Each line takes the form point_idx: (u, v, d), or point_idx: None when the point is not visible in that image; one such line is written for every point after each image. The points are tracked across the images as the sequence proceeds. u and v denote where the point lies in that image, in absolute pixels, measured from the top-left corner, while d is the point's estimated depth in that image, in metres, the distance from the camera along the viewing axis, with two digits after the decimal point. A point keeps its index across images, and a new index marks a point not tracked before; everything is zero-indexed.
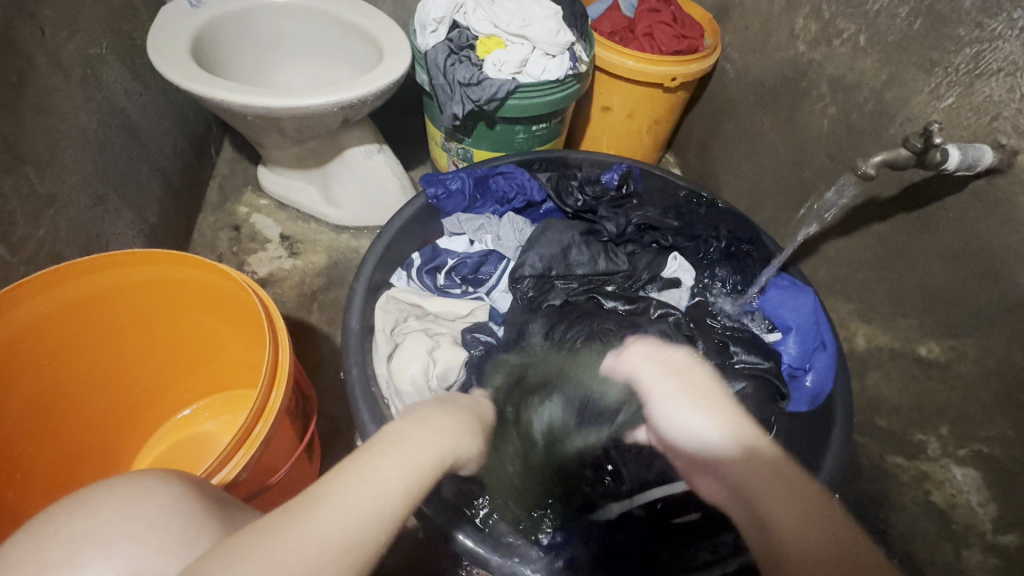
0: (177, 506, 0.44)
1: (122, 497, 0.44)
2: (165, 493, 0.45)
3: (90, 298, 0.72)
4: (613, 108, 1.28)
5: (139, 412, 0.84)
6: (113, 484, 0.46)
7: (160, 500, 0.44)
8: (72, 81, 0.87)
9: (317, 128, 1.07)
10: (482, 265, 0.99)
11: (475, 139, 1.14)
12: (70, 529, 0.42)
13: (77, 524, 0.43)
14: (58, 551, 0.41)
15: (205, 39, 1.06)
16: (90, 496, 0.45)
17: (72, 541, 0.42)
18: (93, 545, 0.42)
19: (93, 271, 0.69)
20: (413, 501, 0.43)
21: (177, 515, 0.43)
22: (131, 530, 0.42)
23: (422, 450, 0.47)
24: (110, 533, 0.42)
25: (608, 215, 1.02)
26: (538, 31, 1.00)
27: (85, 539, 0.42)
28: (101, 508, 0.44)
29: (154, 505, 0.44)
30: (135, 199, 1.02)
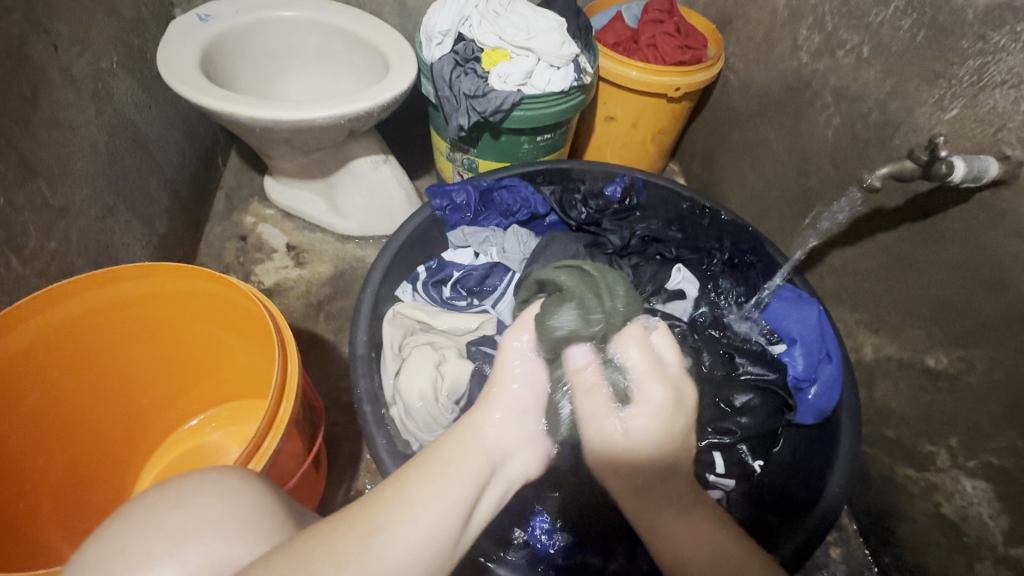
0: (259, 506, 0.45)
1: (213, 494, 0.44)
2: (251, 493, 0.45)
3: (109, 306, 0.73)
4: (618, 118, 1.28)
5: (150, 419, 0.85)
6: (196, 480, 0.45)
7: (245, 500, 0.44)
8: (84, 95, 0.89)
9: (324, 139, 1.08)
10: (487, 277, 0.99)
11: (480, 149, 1.15)
12: (168, 524, 0.41)
13: (176, 517, 0.41)
14: (155, 544, 0.40)
15: (214, 52, 1.08)
16: (179, 491, 0.43)
17: (170, 535, 0.41)
18: (192, 539, 0.41)
19: (110, 281, 0.70)
20: (457, 515, 0.44)
21: (262, 517, 0.44)
22: (228, 525, 0.42)
23: (459, 464, 0.47)
24: (210, 527, 0.41)
25: (612, 228, 1.03)
26: (542, 43, 1.01)
27: (181, 533, 0.41)
28: (194, 503, 0.43)
29: (242, 503, 0.44)
30: (144, 210, 1.03)
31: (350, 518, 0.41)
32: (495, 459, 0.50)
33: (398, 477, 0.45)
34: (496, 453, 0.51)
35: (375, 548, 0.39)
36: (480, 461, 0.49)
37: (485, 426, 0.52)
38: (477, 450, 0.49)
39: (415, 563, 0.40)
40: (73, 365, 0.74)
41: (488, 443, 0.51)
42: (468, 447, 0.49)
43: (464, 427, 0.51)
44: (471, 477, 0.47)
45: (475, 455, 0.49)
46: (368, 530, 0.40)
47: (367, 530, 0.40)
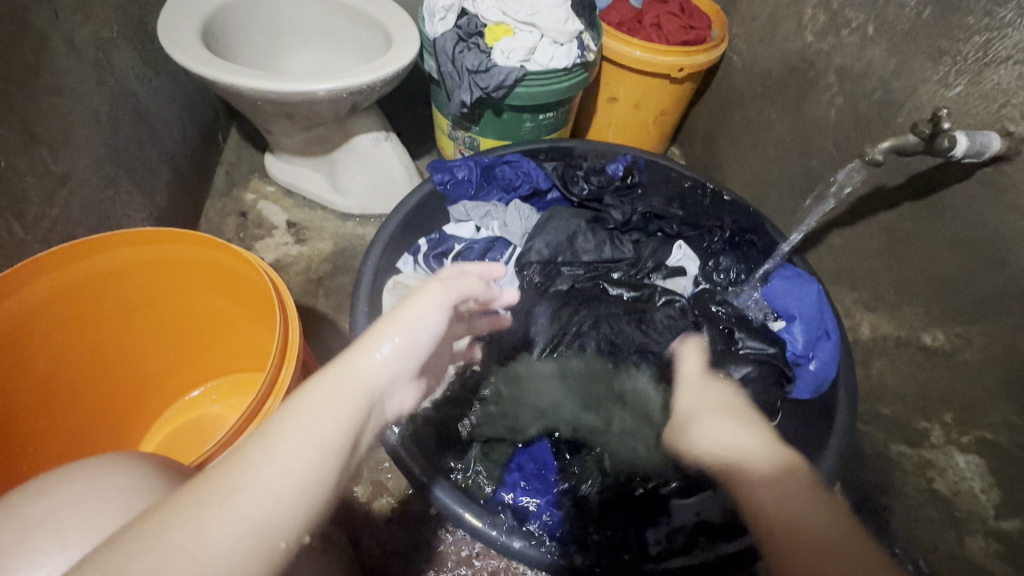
0: (135, 485, 0.43)
1: (75, 483, 0.42)
2: (124, 474, 0.43)
3: (104, 276, 0.73)
4: (620, 99, 1.28)
5: (148, 388, 0.85)
6: (91, 462, 0.44)
7: (118, 481, 0.43)
8: (85, 63, 0.88)
9: (327, 114, 1.08)
10: (488, 252, 1.00)
11: (481, 127, 1.15)
12: (22, 513, 0.40)
13: (30, 508, 0.41)
14: (5, 536, 0.39)
15: (215, 25, 1.07)
16: (66, 472, 0.43)
17: (19, 527, 0.40)
18: (46, 530, 0.40)
19: (105, 249, 0.70)
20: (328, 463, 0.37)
21: (134, 496, 0.42)
22: (107, 505, 0.41)
23: (326, 404, 0.39)
24: (89, 507, 0.41)
25: (614, 203, 1.02)
26: (547, 19, 1.01)
27: (37, 522, 0.40)
28: (55, 490, 0.42)
29: (130, 479, 0.43)
30: (146, 182, 1.03)
31: (213, 478, 0.35)
32: (375, 395, 0.42)
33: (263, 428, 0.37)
34: (377, 387, 0.42)
35: (226, 517, 0.33)
36: (358, 392, 0.41)
37: (360, 364, 0.42)
38: (345, 388, 0.41)
39: (285, 514, 0.34)
40: (67, 332, 0.73)
41: (366, 379, 0.42)
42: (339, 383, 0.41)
43: (335, 366, 0.41)
44: (341, 421, 0.39)
45: (346, 397, 0.40)
46: (229, 489, 0.34)
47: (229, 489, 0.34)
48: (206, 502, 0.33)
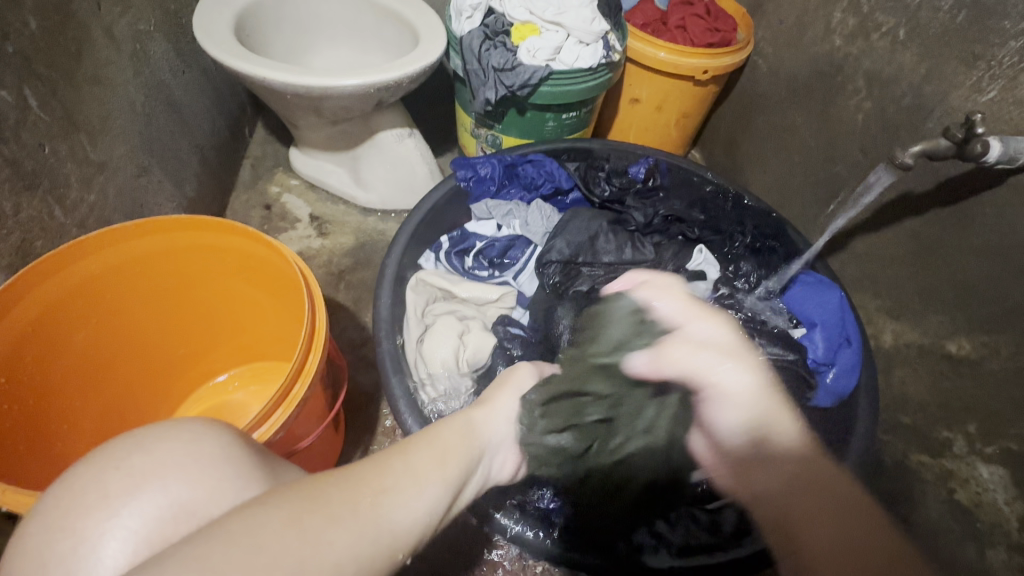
0: (228, 453, 0.44)
1: (177, 441, 0.44)
2: (214, 440, 0.45)
3: (143, 258, 0.75)
4: (642, 100, 1.28)
5: (175, 370, 0.88)
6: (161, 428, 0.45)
7: (210, 446, 0.44)
8: (123, 54, 0.91)
9: (353, 109, 1.10)
10: (509, 249, 1.00)
11: (504, 126, 1.15)
12: (128, 466, 0.42)
13: (136, 461, 0.42)
14: (113, 486, 0.41)
15: (247, 20, 1.09)
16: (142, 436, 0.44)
17: (128, 476, 0.42)
18: (151, 483, 0.41)
19: (147, 233, 0.72)
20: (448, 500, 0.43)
21: (226, 463, 0.43)
22: (186, 469, 0.42)
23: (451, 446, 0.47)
24: (167, 469, 0.42)
25: (636, 206, 1.02)
26: (573, 19, 1.01)
27: (141, 475, 0.42)
28: (156, 448, 0.43)
29: (203, 449, 0.44)
30: (176, 172, 1.06)
31: (363, 473, 0.39)
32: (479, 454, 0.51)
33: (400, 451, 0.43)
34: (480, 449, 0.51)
35: (382, 506, 0.37)
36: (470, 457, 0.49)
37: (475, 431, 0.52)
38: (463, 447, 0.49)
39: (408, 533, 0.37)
40: (108, 309, 0.76)
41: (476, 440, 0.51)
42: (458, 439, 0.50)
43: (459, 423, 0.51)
44: (463, 464, 0.47)
45: (467, 448, 0.49)
46: (375, 491, 0.37)
47: (372, 491, 0.37)
48: (363, 502, 0.36)
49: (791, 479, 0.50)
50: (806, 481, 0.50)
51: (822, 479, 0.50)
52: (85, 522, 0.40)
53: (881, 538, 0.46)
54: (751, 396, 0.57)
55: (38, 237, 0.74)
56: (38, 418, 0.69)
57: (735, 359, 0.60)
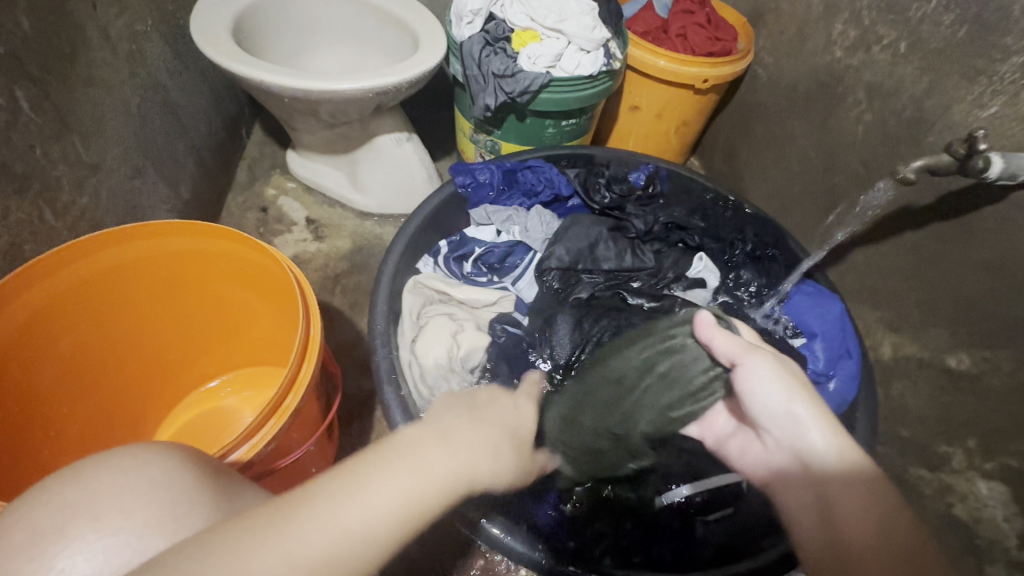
0: (169, 478, 0.43)
1: (117, 471, 0.43)
2: (160, 465, 0.44)
3: (132, 266, 0.74)
4: (642, 107, 1.28)
5: (163, 378, 0.86)
6: (133, 449, 0.45)
7: (154, 472, 0.43)
8: (119, 55, 0.89)
9: (352, 113, 1.09)
10: (509, 255, 1.00)
11: (504, 131, 1.15)
12: (62, 499, 0.41)
13: (69, 494, 0.41)
14: (46, 520, 0.40)
15: (245, 22, 1.08)
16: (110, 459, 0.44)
17: (62, 511, 0.41)
18: (84, 516, 0.40)
19: (137, 240, 0.71)
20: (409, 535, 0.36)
21: (170, 488, 0.42)
22: (130, 501, 0.41)
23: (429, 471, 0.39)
24: (107, 502, 0.41)
25: (637, 213, 1.02)
26: (574, 26, 1.01)
27: (77, 509, 0.41)
28: (97, 478, 0.42)
29: (174, 472, 0.44)
30: (171, 174, 1.05)
31: (319, 489, 0.35)
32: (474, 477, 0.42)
33: (379, 448, 0.39)
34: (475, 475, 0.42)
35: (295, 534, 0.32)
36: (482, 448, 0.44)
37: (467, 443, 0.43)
38: (470, 429, 0.45)
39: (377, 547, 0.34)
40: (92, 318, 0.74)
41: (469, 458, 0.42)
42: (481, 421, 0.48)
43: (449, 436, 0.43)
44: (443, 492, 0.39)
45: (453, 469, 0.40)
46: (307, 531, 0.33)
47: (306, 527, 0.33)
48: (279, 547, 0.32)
49: (855, 491, 0.51)
50: (869, 494, 0.50)
51: (892, 496, 0.49)
52: (14, 562, 0.38)
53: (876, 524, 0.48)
54: (847, 450, 0.53)
55: (28, 241, 0.73)
56: (18, 430, 0.66)
57: (819, 413, 0.56)
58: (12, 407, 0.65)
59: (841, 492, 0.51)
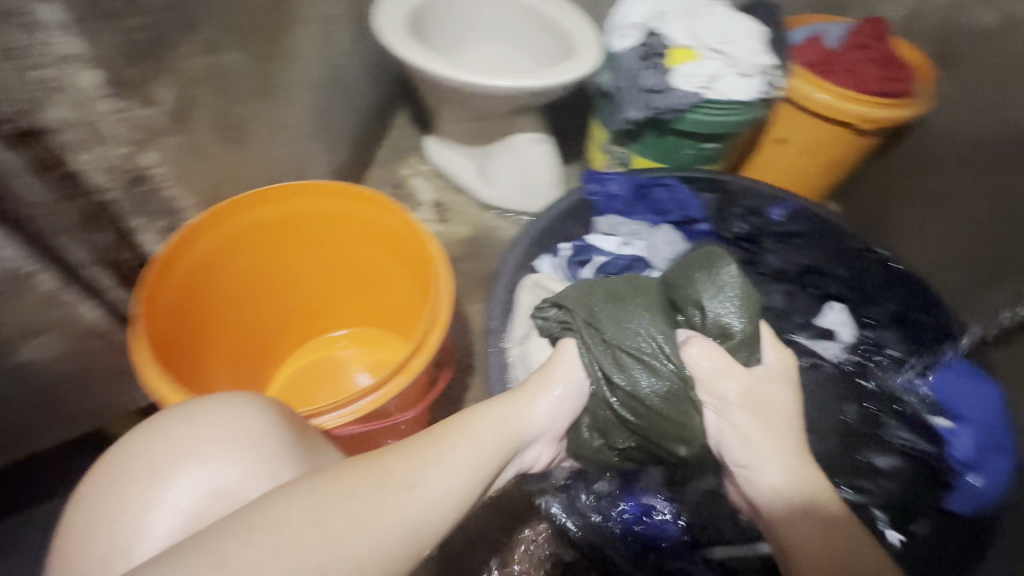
0: (260, 432, 0.54)
1: (217, 416, 0.54)
2: (252, 418, 0.55)
3: (314, 216, 0.83)
4: (788, 141, 1.20)
5: (303, 317, 0.96)
6: (205, 403, 0.55)
7: (247, 423, 0.54)
8: (316, 33, 1.01)
9: (498, 109, 1.14)
10: (629, 269, 1.00)
11: (640, 146, 1.14)
12: (176, 437, 0.52)
13: (181, 432, 0.52)
14: (162, 453, 0.51)
15: (418, 15, 1.17)
16: (187, 411, 0.54)
17: (174, 446, 0.52)
18: (194, 454, 0.51)
19: (324, 193, 0.80)
20: (478, 484, 0.52)
21: (259, 444, 0.53)
22: (224, 448, 0.52)
23: (486, 435, 0.57)
24: (205, 447, 0.52)
25: (772, 249, 0.97)
26: (736, 50, 0.99)
27: (184, 446, 0.52)
28: (199, 422, 0.53)
29: (241, 429, 0.53)
30: (332, 144, 1.17)
31: (385, 464, 0.48)
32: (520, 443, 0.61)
33: (430, 439, 0.53)
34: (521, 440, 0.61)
35: (409, 499, 0.46)
36: (506, 438, 0.59)
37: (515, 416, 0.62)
38: (508, 433, 0.59)
39: (436, 520, 0.47)
40: (277, 255, 0.85)
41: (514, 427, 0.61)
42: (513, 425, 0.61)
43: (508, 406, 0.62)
44: (496, 456, 0.56)
45: (506, 439, 0.59)
46: (407, 486, 0.47)
47: (406, 487, 0.47)
48: (372, 486, 0.46)
49: (816, 520, 0.56)
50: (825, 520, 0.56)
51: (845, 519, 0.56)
52: (138, 484, 0.50)
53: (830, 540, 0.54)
54: (811, 484, 0.59)
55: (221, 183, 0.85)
56: (190, 337, 0.77)
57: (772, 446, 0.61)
58: (194, 322, 0.77)
59: (801, 524, 0.56)
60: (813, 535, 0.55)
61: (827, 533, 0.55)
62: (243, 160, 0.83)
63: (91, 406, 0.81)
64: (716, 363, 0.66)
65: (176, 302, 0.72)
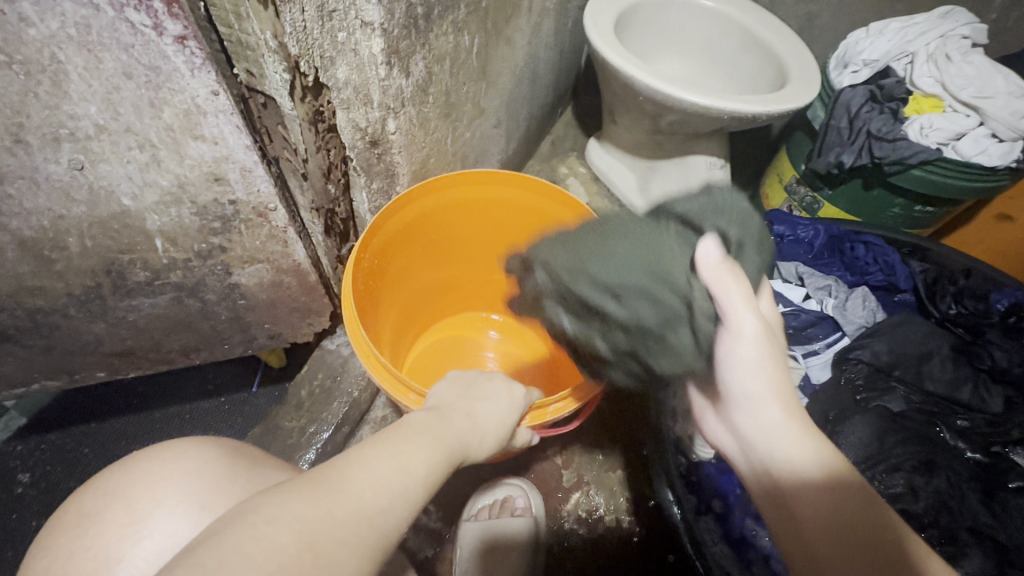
0: (202, 468, 0.46)
1: (156, 459, 0.46)
2: (194, 457, 0.47)
3: (510, 206, 0.84)
4: (1017, 221, 1.03)
5: (460, 295, 1.00)
6: (145, 450, 0.48)
7: (184, 462, 0.46)
8: (531, 24, 1.02)
9: (688, 127, 1.09)
10: (811, 326, 0.89)
11: (836, 193, 1.04)
12: (107, 485, 0.45)
13: (112, 481, 0.45)
14: (93, 502, 0.44)
15: (625, 18, 1.15)
16: (125, 459, 0.47)
17: (103, 496, 0.44)
18: (121, 500, 0.44)
19: (530, 188, 0.80)
20: (419, 495, 0.39)
21: (197, 479, 0.45)
22: (158, 489, 0.44)
23: (422, 448, 0.42)
24: (140, 492, 0.44)
25: (1001, 343, 0.82)
26: (998, 107, 0.85)
27: (114, 493, 0.44)
28: (134, 466, 0.46)
29: (180, 468, 0.46)
30: (510, 132, 1.18)
31: (302, 480, 0.35)
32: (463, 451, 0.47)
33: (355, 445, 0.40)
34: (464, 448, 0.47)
35: (341, 507, 0.34)
36: (451, 442, 0.45)
37: (451, 427, 0.47)
38: (447, 441, 0.45)
39: (381, 529, 0.35)
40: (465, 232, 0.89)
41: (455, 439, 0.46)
42: (456, 422, 0.48)
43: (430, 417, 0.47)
44: (439, 462, 0.42)
45: (446, 446, 0.44)
46: (329, 492, 0.34)
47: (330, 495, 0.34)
48: (291, 507, 0.32)
49: (815, 467, 0.52)
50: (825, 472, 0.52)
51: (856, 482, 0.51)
52: (64, 541, 0.42)
53: (826, 494, 0.50)
54: (825, 454, 0.53)
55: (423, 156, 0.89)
56: (379, 301, 0.81)
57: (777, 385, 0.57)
58: (382, 287, 0.81)
59: (806, 481, 0.52)
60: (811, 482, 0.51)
61: (826, 487, 0.51)
62: (449, 138, 0.87)
63: (269, 334, 0.89)
64: (738, 292, 0.56)
65: (376, 265, 0.76)
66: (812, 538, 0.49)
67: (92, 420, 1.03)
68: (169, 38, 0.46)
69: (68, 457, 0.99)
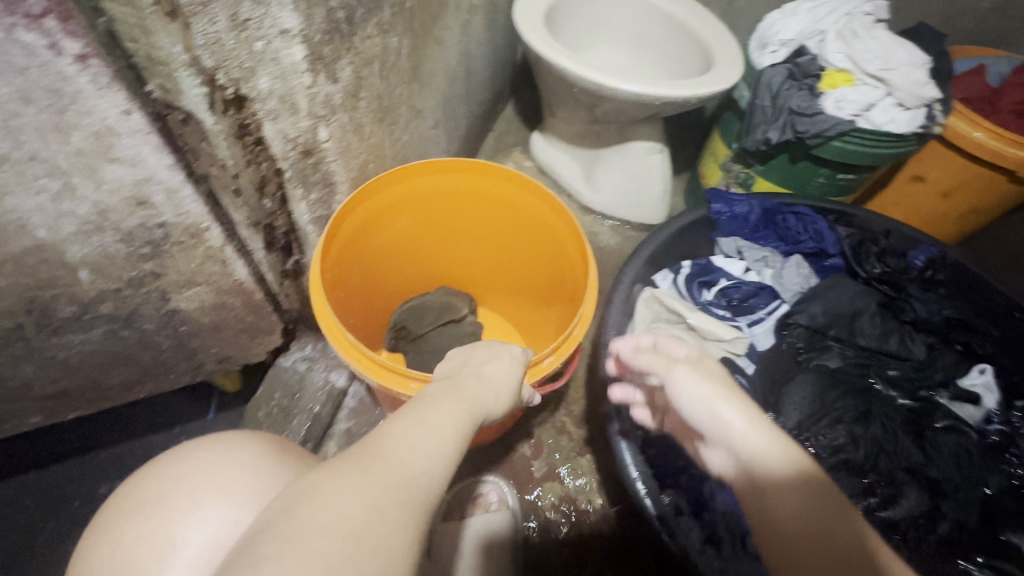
0: (255, 456, 0.48)
1: (210, 450, 0.47)
2: (247, 446, 0.49)
3: (461, 193, 0.83)
4: (927, 180, 1.12)
5: (416, 282, 1.00)
6: (192, 445, 0.49)
7: (240, 450, 0.48)
8: (460, 22, 1.02)
9: (624, 114, 1.12)
10: (752, 296, 0.94)
11: (767, 168, 1.10)
12: (166, 472, 0.46)
13: (173, 467, 0.46)
14: (152, 488, 0.45)
15: (554, 11, 1.17)
16: (176, 453, 0.48)
17: (161, 483, 0.45)
18: (182, 487, 0.44)
19: (475, 172, 0.80)
20: (450, 459, 0.40)
21: (250, 465, 0.46)
22: (215, 474, 0.45)
23: (444, 415, 0.43)
24: (196, 479, 0.45)
25: (919, 296, 0.91)
26: (902, 77, 0.91)
27: (174, 481, 0.45)
28: (190, 455, 0.47)
29: (237, 454, 0.47)
30: (452, 131, 1.18)
31: (340, 460, 0.36)
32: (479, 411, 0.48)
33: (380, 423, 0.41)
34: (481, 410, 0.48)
35: (381, 482, 0.35)
36: (469, 406, 0.47)
37: (465, 392, 0.48)
38: (464, 405, 0.46)
39: (423, 494, 0.37)
40: (419, 223, 0.87)
41: (471, 402, 0.47)
42: (467, 387, 0.49)
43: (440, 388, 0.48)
44: (461, 426, 0.44)
45: (464, 410, 0.46)
46: (364, 468, 0.35)
47: (367, 471, 0.35)
48: (339, 486, 0.34)
49: (793, 479, 0.49)
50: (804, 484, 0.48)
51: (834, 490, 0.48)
52: (126, 528, 0.42)
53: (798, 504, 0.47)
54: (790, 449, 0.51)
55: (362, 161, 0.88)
56: (341, 304, 0.81)
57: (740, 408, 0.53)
58: (342, 290, 0.80)
59: (784, 496, 0.48)
60: (787, 497, 0.48)
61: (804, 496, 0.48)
62: (387, 142, 0.86)
63: (218, 357, 0.85)
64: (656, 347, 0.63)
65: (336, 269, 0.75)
66: (795, 543, 0.46)
67: (34, 467, 0.97)
68: (69, 58, 0.44)
69: (9, 510, 0.93)
